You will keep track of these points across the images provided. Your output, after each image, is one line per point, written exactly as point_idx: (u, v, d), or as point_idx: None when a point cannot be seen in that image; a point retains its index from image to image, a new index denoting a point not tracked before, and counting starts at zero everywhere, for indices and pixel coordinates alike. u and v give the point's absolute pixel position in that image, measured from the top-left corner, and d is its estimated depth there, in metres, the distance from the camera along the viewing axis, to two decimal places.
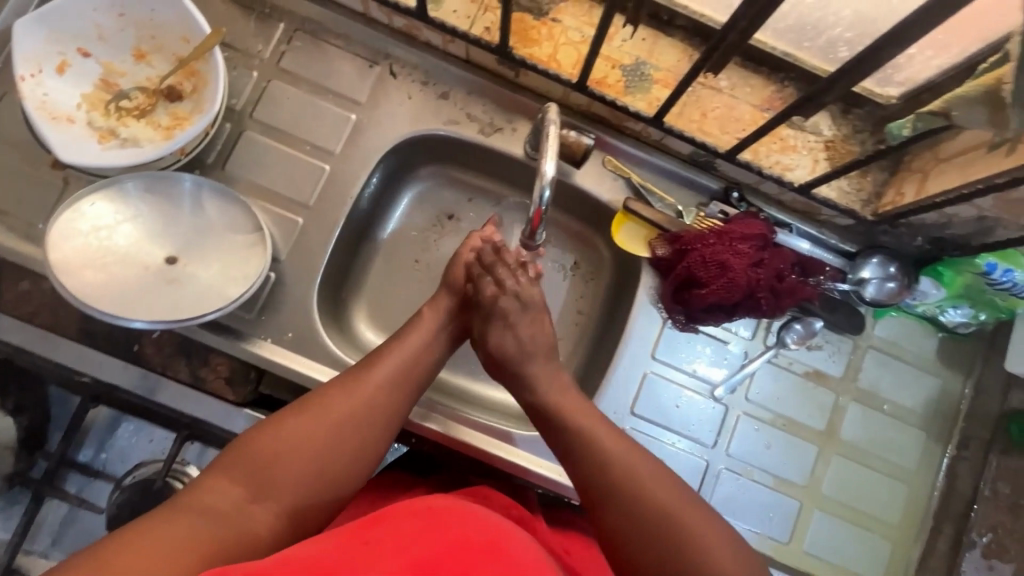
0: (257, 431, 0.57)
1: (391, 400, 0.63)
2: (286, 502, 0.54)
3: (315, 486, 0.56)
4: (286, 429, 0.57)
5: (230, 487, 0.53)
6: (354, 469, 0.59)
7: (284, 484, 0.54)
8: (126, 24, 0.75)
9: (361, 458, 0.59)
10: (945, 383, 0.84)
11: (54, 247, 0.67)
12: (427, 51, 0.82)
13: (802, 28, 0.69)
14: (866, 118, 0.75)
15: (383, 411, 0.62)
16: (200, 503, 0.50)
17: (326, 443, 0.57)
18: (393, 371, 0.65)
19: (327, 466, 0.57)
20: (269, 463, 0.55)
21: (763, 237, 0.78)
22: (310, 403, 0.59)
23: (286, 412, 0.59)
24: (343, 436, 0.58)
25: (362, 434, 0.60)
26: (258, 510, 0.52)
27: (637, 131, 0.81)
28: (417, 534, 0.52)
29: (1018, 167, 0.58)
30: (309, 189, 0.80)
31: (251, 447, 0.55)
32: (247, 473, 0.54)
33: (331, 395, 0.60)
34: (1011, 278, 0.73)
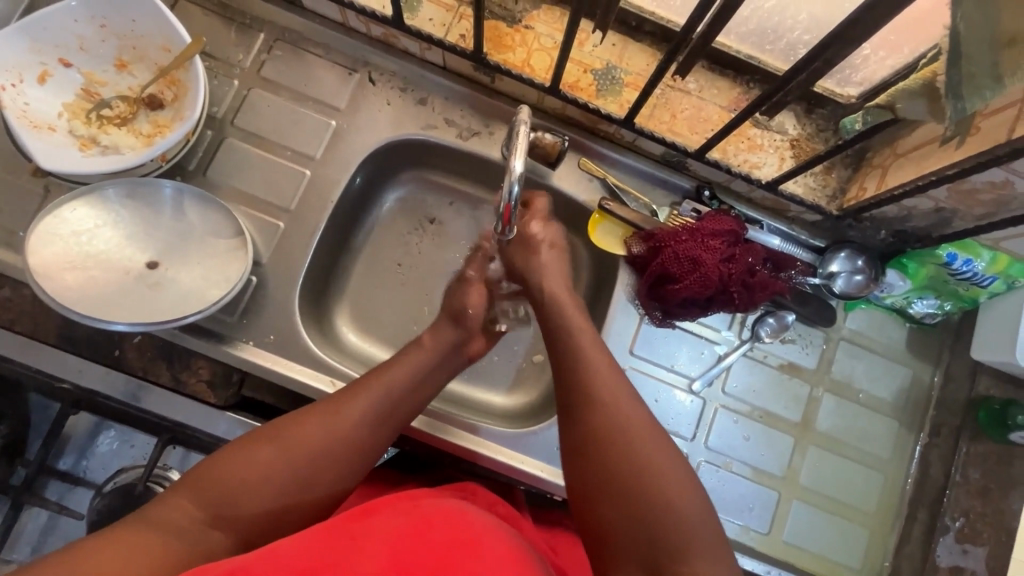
0: (226, 453, 0.56)
1: (366, 436, 0.62)
2: (243, 530, 0.54)
3: (274, 517, 0.56)
4: (254, 458, 0.56)
5: (192, 507, 0.53)
6: (318, 504, 0.58)
7: (243, 513, 0.54)
8: (108, 35, 0.77)
9: (327, 487, 0.58)
10: (915, 372, 0.87)
11: (33, 253, 0.68)
12: (405, 58, 0.84)
13: (763, 32, 0.73)
14: (829, 117, 0.78)
15: (358, 448, 0.61)
16: (161, 520, 0.51)
17: (291, 477, 0.56)
18: (373, 404, 0.63)
19: (290, 499, 0.56)
20: (231, 490, 0.54)
21: (734, 233, 0.80)
22: (283, 432, 0.58)
23: (259, 437, 0.58)
24: (309, 472, 0.57)
25: (332, 470, 0.59)
26: (216, 534, 0.52)
27: (611, 133, 0.84)
28: (404, 530, 0.53)
29: (967, 158, 0.61)
30: (289, 193, 0.81)
31: (216, 469, 0.55)
32: (208, 496, 0.53)
33: (307, 426, 0.59)
34: (971, 268, 0.75)
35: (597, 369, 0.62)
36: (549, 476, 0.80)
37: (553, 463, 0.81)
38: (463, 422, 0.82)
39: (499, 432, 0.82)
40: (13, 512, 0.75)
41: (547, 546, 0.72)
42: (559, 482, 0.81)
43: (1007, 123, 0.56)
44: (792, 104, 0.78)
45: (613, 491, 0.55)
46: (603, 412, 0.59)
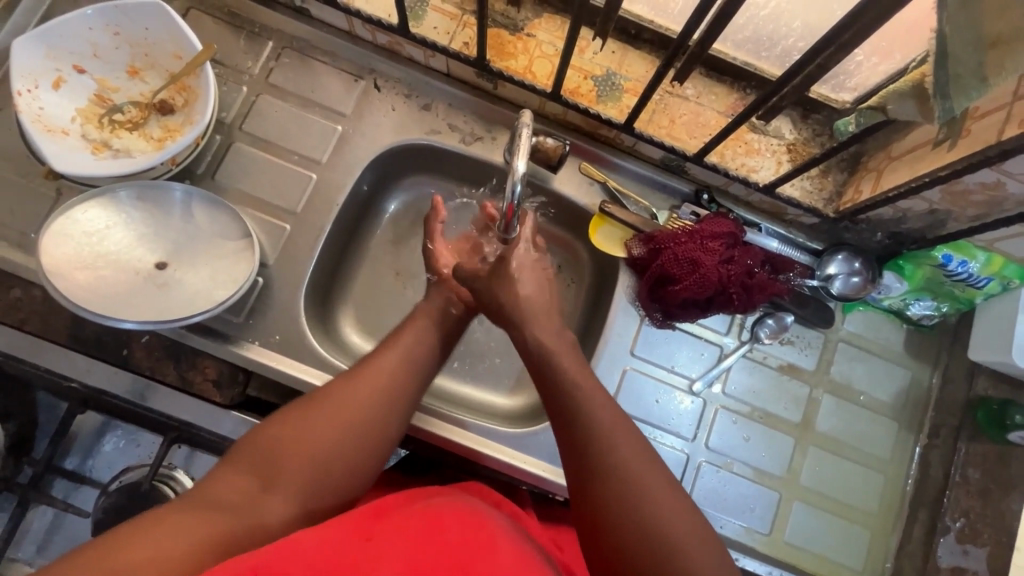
0: (266, 425, 0.58)
1: (396, 391, 0.64)
2: (297, 493, 0.55)
3: (325, 475, 0.57)
4: (293, 422, 0.58)
5: (242, 479, 0.54)
6: (363, 457, 0.60)
7: (294, 474, 0.56)
8: (121, 43, 0.79)
9: (367, 444, 0.60)
10: (914, 373, 0.88)
11: (46, 253, 0.69)
12: (409, 65, 0.86)
13: (758, 39, 0.75)
14: (824, 122, 0.80)
15: (390, 400, 0.63)
16: (212, 495, 0.52)
17: (333, 432, 0.58)
18: (396, 363, 0.66)
19: (336, 455, 0.58)
20: (277, 454, 0.56)
21: (732, 236, 0.81)
22: (316, 396, 0.61)
23: (294, 407, 0.60)
24: (350, 427, 0.60)
25: (370, 425, 0.61)
26: (269, 500, 0.54)
27: (611, 137, 0.86)
28: (420, 531, 0.53)
29: (958, 160, 0.62)
30: (296, 197, 0.83)
31: (259, 440, 0.57)
32: (255, 464, 0.55)
33: (339, 387, 0.62)
34: (966, 269, 0.77)
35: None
36: (551, 475, 0.80)
37: (554, 463, 0.82)
38: (466, 423, 0.82)
39: (500, 432, 0.82)
40: (19, 510, 0.75)
41: (551, 541, 0.73)
42: (560, 481, 0.81)
43: (997, 125, 0.57)
44: (788, 109, 0.80)
45: (609, 527, 0.56)
46: (595, 443, 0.59)
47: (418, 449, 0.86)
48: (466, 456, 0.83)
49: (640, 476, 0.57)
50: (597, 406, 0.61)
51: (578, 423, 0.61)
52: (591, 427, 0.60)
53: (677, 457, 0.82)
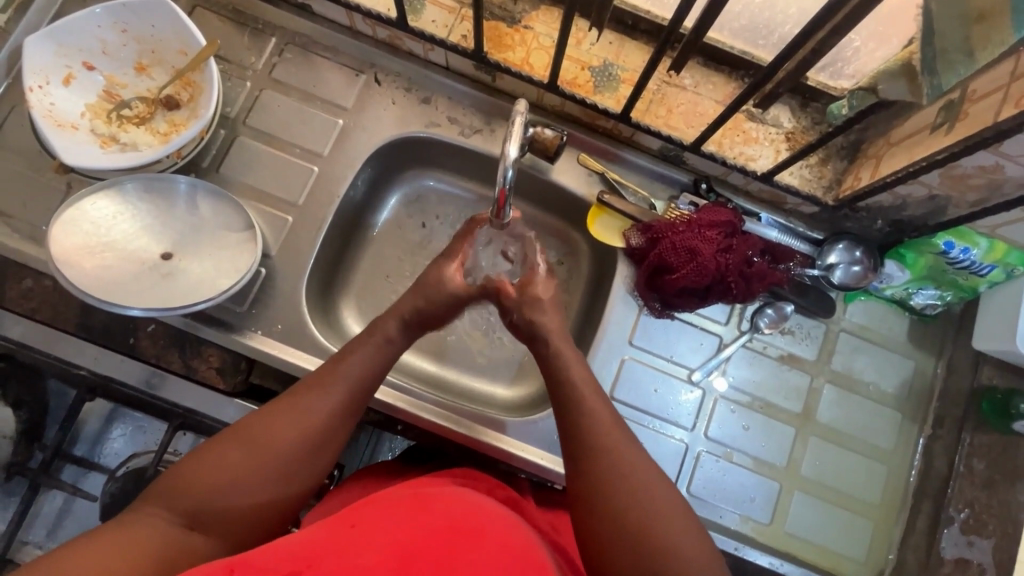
0: (192, 461, 0.56)
1: (333, 431, 0.61)
2: (226, 532, 0.55)
3: (254, 519, 0.56)
4: (220, 464, 0.56)
5: (167, 518, 0.53)
6: (293, 499, 0.59)
7: (221, 519, 0.55)
8: (129, 40, 0.81)
9: (300, 487, 0.59)
10: (917, 363, 0.87)
11: (54, 242, 0.71)
12: (409, 59, 0.87)
13: (755, 28, 0.75)
14: (823, 110, 0.80)
15: (324, 442, 0.60)
16: (137, 532, 0.51)
17: (263, 479, 0.56)
18: (336, 400, 0.62)
19: (264, 501, 0.57)
20: (204, 499, 0.54)
21: (731, 225, 0.81)
22: (246, 435, 0.58)
23: (224, 442, 0.57)
24: (281, 473, 0.57)
25: (302, 469, 0.59)
26: (196, 543, 0.53)
27: (610, 129, 0.86)
28: (403, 516, 0.53)
29: (955, 142, 0.61)
30: (298, 189, 0.84)
31: (186, 476, 0.55)
32: (183, 506, 0.53)
33: (272, 427, 0.58)
34: (968, 256, 0.76)
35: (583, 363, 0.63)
36: (549, 463, 0.81)
37: (553, 451, 0.82)
38: (465, 411, 0.83)
39: (499, 421, 0.83)
40: (31, 494, 0.78)
41: (548, 526, 0.73)
42: (560, 470, 0.82)
43: (993, 106, 0.57)
44: (785, 98, 0.80)
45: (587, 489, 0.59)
46: (596, 434, 0.61)
47: (418, 437, 0.87)
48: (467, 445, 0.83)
49: (638, 469, 0.59)
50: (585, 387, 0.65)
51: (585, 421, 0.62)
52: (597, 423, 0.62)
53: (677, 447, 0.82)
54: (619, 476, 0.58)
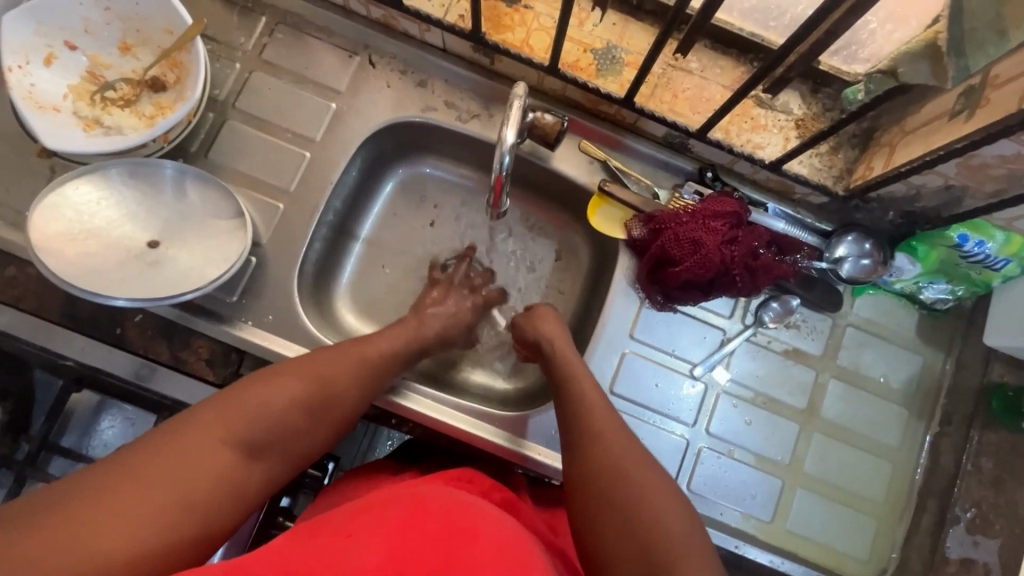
0: (242, 393, 0.59)
1: (368, 383, 0.70)
2: (272, 461, 0.58)
3: (298, 451, 0.62)
4: (274, 396, 0.60)
5: (221, 440, 0.55)
6: (329, 439, 0.65)
7: (274, 447, 0.59)
8: (112, 18, 0.78)
9: (334, 429, 0.65)
10: (926, 359, 0.85)
11: (35, 229, 0.69)
12: (404, 41, 0.84)
13: (766, 8, 0.71)
14: (834, 96, 0.77)
15: (361, 392, 0.68)
16: (192, 454, 0.52)
17: (312, 416, 0.63)
18: (374, 357, 0.71)
19: (306, 436, 0.62)
20: (258, 426, 0.57)
21: (737, 215, 0.78)
22: (297, 377, 0.63)
23: (274, 377, 0.62)
24: (325, 411, 0.64)
25: (342, 411, 0.66)
26: (250, 467, 0.56)
27: (612, 114, 0.83)
28: (399, 520, 0.51)
29: (975, 130, 0.58)
30: (290, 174, 0.82)
31: (242, 403, 0.58)
32: (237, 430, 0.56)
33: (320, 376, 0.65)
34: (983, 249, 0.73)
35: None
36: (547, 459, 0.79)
37: (551, 447, 0.81)
38: (462, 405, 0.81)
39: (497, 416, 0.81)
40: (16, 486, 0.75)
41: (546, 528, 0.71)
42: (557, 466, 0.80)
43: (1018, 91, 0.54)
44: (796, 83, 0.77)
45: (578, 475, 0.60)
46: (587, 428, 0.63)
47: (413, 430, 0.85)
48: (462, 440, 0.82)
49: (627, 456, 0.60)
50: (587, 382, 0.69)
51: (585, 445, 0.62)
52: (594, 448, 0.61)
53: (678, 443, 0.80)
54: (614, 495, 0.57)
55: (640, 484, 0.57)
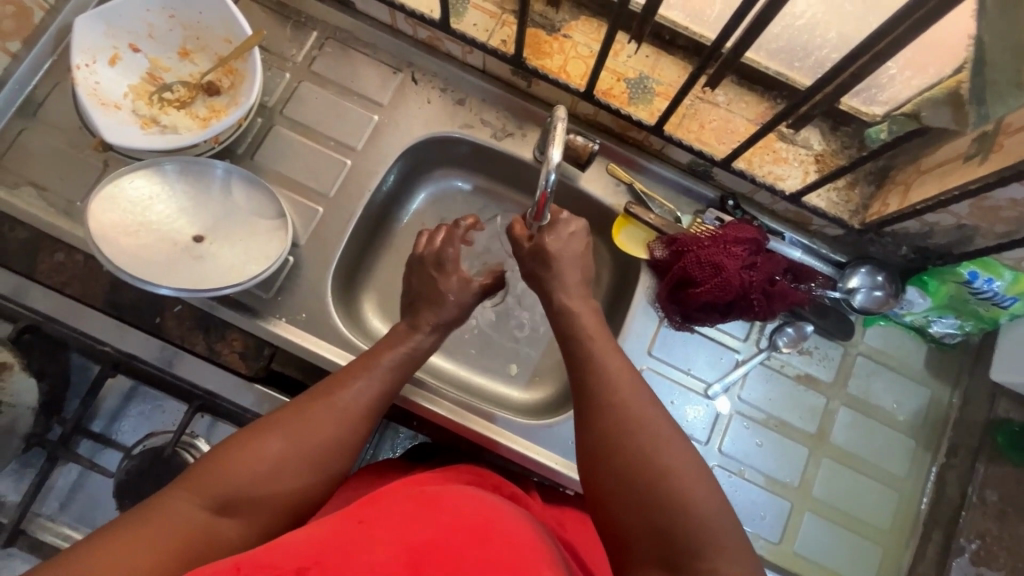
0: (226, 449, 0.56)
1: (364, 422, 0.64)
2: (256, 518, 0.55)
3: (288, 505, 0.57)
4: (259, 449, 0.57)
5: (198, 501, 0.52)
6: (323, 491, 0.60)
7: (257, 504, 0.55)
8: (175, 25, 0.83)
9: (331, 477, 0.60)
10: (933, 392, 0.87)
11: (93, 217, 0.72)
12: (447, 61, 0.89)
13: (792, 50, 0.76)
14: (853, 135, 0.81)
15: (358, 432, 0.63)
16: (166, 517, 0.50)
17: (301, 466, 0.58)
18: (369, 391, 0.66)
19: (297, 487, 0.57)
20: (239, 481, 0.54)
21: (756, 242, 0.82)
22: (283, 422, 0.60)
23: (259, 429, 0.59)
24: (317, 455, 0.59)
25: (335, 455, 0.61)
26: (226, 527, 0.52)
27: (641, 140, 0.87)
28: (410, 514, 0.51)
29: (989, 173, 0.62)
30: (330, 181, 0.85)
31: (218, 463, 0.55)
32: (216, 488, 0.53)
33: (309, 419, 0.61)
34: (992, 287, 0.76)
35: (602, 370, 0.63)
36: (563, 467, 0.81)
37: (568, 456, 0.83)
38: (482, 411, 0.83)
39: (516, 422, 0.83)
40: (48, 465, 0.79)
41: (555, 522, 0.73)
42: (573, 475, 0.82)
43: None
44: (817, 121, 0.81)
45: (606, 471, 0.56)
46: (611, 417, 0.59)
47: (432, 433, 0.88)
48: (480, 443, 0.83)
49: (657, 444, 0.56)
50: (611, 355, 0.65)
51: (609, 440, 0.58)
52: (625, 449, 0.56)
53: None
54: (645, 485, 0.54)
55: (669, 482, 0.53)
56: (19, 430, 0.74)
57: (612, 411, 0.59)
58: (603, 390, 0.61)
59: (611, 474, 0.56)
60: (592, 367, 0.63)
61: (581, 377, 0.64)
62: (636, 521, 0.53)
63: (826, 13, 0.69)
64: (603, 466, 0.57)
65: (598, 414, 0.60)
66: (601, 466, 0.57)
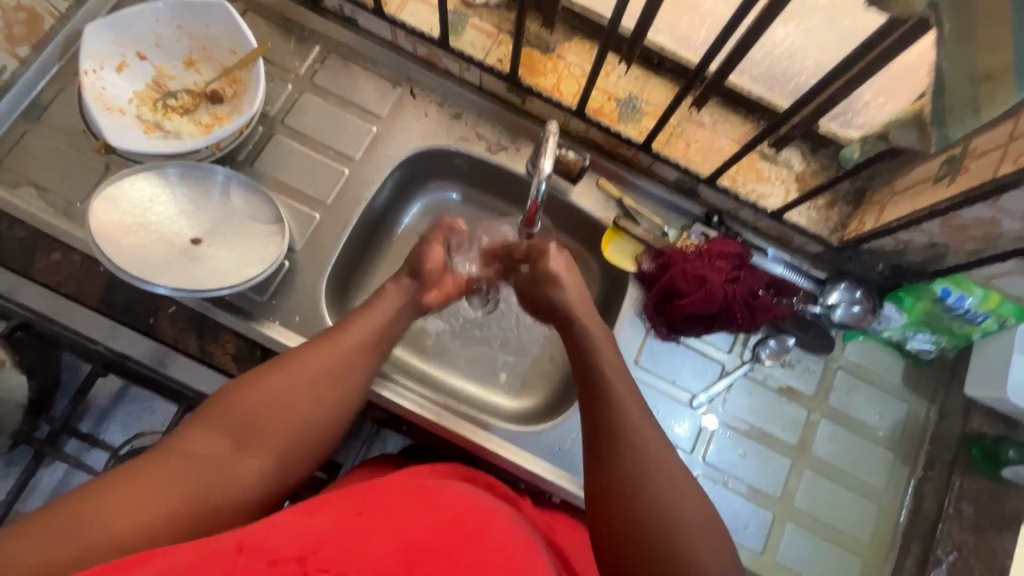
0: (233, 390, 0.60)
1: (364, 362, 0.67)
2: (268, 449, 0.58)
3: (297, 438, 0.60)
4: (262, 386, 0.60)
5: (213, 436, 0.57)
6: (332, 423, 0.63)
7: (267, 437, 0.59)
8: (182, 36, 0.85)
9: (337, 410, 0.64)
10: (911, 406, 0.90)
11: (94, 218, 0.74)
12: (444, 76, 0.92)
13: (772, 76, 0.80)
14: (832, 156, 0.84)
15: (356, 370, 0.66)
16: (186, 450, 0.55)
17: (302, 402, 0.61)
18: (368, 335, 0.69)
19: (304, 419, 0.61)
20: (248, 416, 0.59)
21: (739, 257, 0.85)
22: (287, 361, 0.63)
23: (262, 370, 0.62)
24: (319, 391, 0.63)
25: (337, 388, 0.64)
26: (241, 458, 0.57)
27: (630, 157, 0.90)
28: (410, 507, 0.52)
29: (957, 193, 0.65)
30: (328, 188, 0.87)
31: (227, 402, 0.59)
32: (227, 424, 0.58)
33: (308, 355, 0.64)
34: (964, 303, 0.79)
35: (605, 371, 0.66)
36: (549, 474, 0.82)
37: (554, 463, 0.84)
38: (471, 417, 0.84)
39: (503, 429, 0.84)
40: (34, 463, 0.79)
41: (544, 523, 0.74)
42: (560, 482, 0.83)
43: (994, 162, 0.61)
44: (797, 142, 0.85)
45: (616, 481, 0.60)
46: (625, 430, 0.63)
47: (421, 439, 0.88)
48: (469, 450, 0.84)
49: (662, 466, 0.61)
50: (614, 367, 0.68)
51: (619, 453, 0.62)
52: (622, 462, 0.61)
53: (675, 468, 0.84)
54: (643, 499, 0.59)
55: (671, 499, 0.59)
56: None
57: (624, 425, 0.63)
58: (616, 402, 0.65)
59: (617, 479, 0.60)
60: (605, 386, 0.66)
61: (589, 379, 0.68)
62: (637, 527, 0.58)
63: (803, 40, 0.73)
64: (613, 473, 0.61)
65: (612, 423, 0.64)
66: (610, 470, 0.61)
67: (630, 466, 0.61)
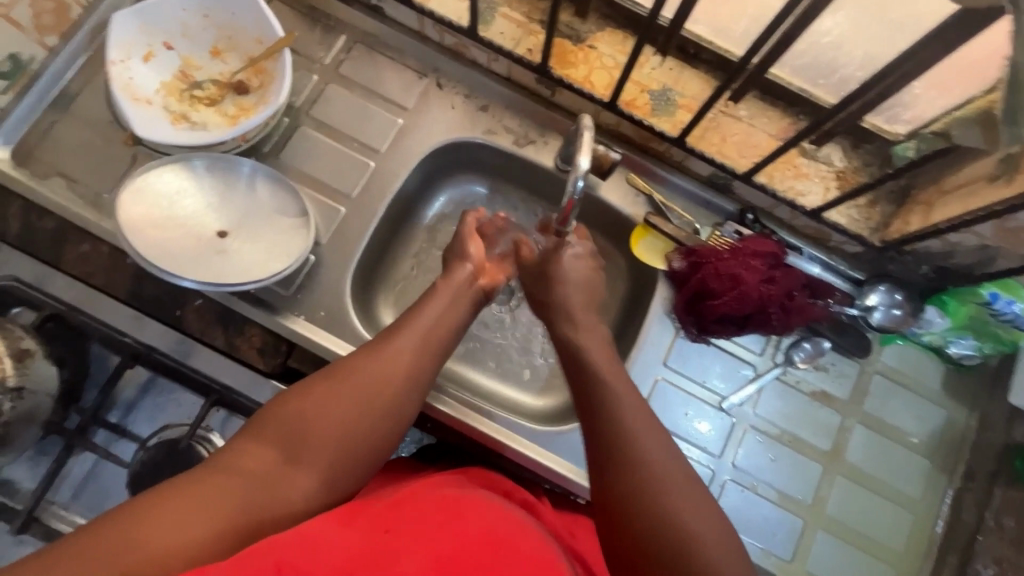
0: (284, 402, 0.58)
1: (414, 372, 0.65)
2: (320, 464, 0.55)
3: (349, 451, 0.57)
4: (314, 396, 0.58)
5: (264, 450, 0.54)
6: (385, 437, 0.60)
7: (319, 450, 0.55)
8: (209, 25, 0.84)
9: (390, 422, 0.61)
10: (950, 414, 0.87)
11: (122, 209, 0.74)
12: (471, 67, 0.90)
13: (817, 66, 0.74)
14: (875, 153, 0.79)
15: (410, 377, 0.64)
16: (238, 464, 0.52)
17: (355, 411, 0.59)
18: (417, 343, 0.67)
19: (356, 431, 0.58)
20: (301, 428, 0.56)
21: (775, 256, 0.81)
22: (337, 371, 0.61)
23: (313, 380, 0.60)
24: (372, 399, 0.60)
25: (390, 396, 0.61)
26: (292, 473, 0.53)
27: (662, 151, 0.88)
28: (434, 520, 0.50)
29: (1014, 193, 0.62)
30: (352, 181, 0.86)
31: (280, 414, 0.57)
32: (279, 437, 0.55)
33: (361, 364, 0.62)
34: (1012, 309, 0.76)
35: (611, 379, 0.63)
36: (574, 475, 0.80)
37: (578, 464, 0.82)
38: (496, 415, 0.84)
39: (527, 427, 0.83)
40: (65, 453, 0.80)
41: (564, 528, 0.73)
42: (584, 484, 0.82)
43: None
44: (840, 137, 0.80)
45: (616, 487, 0.57)
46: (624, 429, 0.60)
47: (444, 436, 0.87)
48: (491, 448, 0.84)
49: (662, 464, 0.57)
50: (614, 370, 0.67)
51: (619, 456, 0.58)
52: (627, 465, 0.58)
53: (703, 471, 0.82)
54: (647, 500, 0.55)
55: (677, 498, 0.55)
56: (38, 417, 0.75)
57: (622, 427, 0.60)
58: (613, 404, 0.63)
59: (616, 485, 0.57)
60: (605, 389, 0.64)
61: (585, 383, 0.67)
62: (647, 532, 0.54)
63: (852, 30, 0.67)
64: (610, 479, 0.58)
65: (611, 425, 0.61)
66: (609, 479, 0.58)
67: (628, 475, 0.57)
